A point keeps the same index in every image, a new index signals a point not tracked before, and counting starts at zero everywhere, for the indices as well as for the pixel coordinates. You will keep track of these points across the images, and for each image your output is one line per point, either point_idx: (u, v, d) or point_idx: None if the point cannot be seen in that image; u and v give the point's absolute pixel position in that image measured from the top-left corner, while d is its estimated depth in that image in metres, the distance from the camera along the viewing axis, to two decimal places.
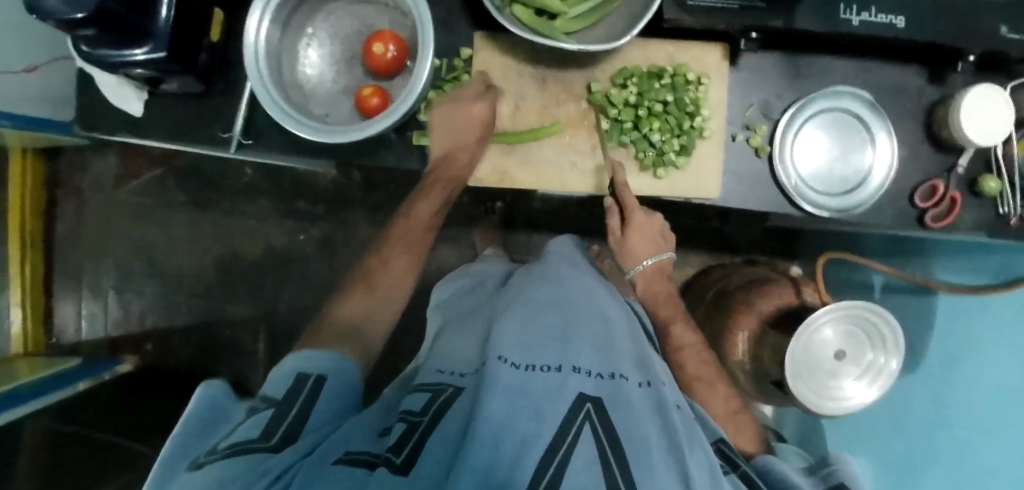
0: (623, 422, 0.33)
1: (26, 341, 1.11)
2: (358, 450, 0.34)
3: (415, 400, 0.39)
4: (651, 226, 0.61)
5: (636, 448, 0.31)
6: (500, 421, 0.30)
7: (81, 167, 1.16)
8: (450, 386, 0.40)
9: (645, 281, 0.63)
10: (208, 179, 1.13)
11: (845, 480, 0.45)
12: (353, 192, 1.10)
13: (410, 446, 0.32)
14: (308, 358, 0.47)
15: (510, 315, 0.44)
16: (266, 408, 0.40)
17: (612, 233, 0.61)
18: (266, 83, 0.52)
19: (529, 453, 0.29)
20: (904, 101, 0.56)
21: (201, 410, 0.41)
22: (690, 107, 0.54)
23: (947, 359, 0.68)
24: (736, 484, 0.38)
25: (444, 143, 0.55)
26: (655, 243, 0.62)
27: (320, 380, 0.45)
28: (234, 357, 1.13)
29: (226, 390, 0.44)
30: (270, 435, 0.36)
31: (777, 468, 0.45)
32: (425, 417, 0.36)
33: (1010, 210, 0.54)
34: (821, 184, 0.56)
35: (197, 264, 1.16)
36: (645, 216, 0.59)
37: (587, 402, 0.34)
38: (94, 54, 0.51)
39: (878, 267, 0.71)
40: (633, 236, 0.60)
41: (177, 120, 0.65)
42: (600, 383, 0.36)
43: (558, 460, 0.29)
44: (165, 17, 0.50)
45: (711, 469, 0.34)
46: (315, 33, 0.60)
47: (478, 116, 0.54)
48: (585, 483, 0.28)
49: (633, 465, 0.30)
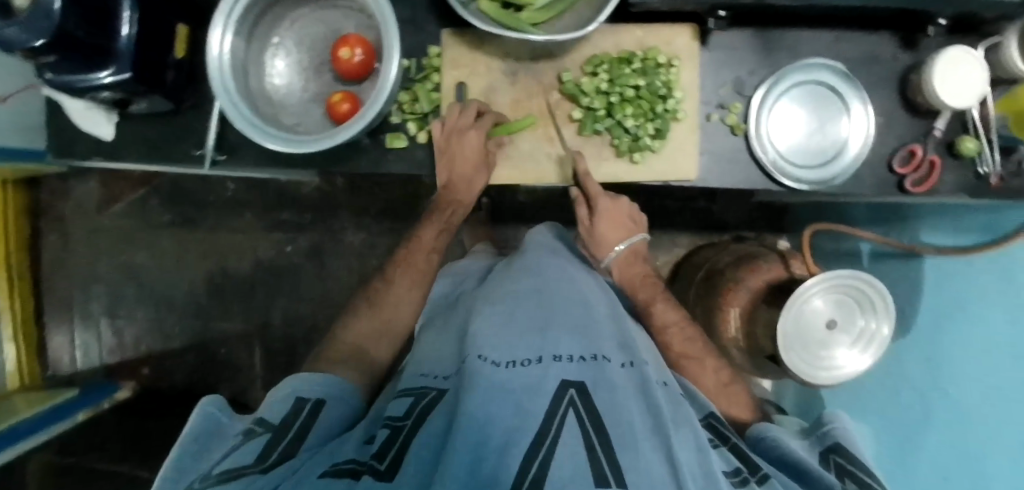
0: (604, 402, 0.36)
1: (22, 374, 1.11)
2: (346, 460, 0.36)
3: (396, 406, 0.42)
4: (620, 210, 0.61)
5: (620, 429, 0.33)
6: (485, 413, 0.33)
7: (62, 194, 1.15)
8: (432, 390, 0.44)
9: (621, 266, 0.63)
10: (191, 197, 1.13)
11: (840, 438, 0.45)
12: (337, 198, 1.10)
13: (393, 453, 0.35)
14: (304, 382, 0.49)
15: (491, 311, 0.49)
16: (263, 432, 0.41)
17: (582, 223, 0.63)
18: (233, 96, 0.51)
19: (516, 443, 0.31)
20: (877, 69, 0.56)
21: (198, 434, 0.42)
22: (662, 91, 0.54)
23: (936, 315, 0.63)
24: (727, 456, 0.38)
25: (445, 172, 0.57)
26: (625, 227, 0.62)
27: (318, 403, 0.47)
28: (232, 374, 1.12)
29: (224, 408, 0.45)
30: (264, 460, 0.37)
31: (771, 436, 0.46)
32: (407, 421, 0.40)
33: (990, 169, 0.53)
34: (799, 158, 0.56)
35: (188, 283, 1.15)
36: (611, 200, 0.59)
37: (570, 388, 0.37)
38: (60, 80, 0.50)
39: (864, 236, 0.70)
40: (602, 224, 0.61)
41: (150, 141, 0.64)
42: (582, 365, 0.40)
43: (544, 451, 0.30)
44: (127, 33, 0.49)
45: (697, 446, 0.35)
46: (281, 42, 0.59)
47: (473, 150, 0.55)
48: (571, 472, 0.29)
49: (618, 444, 0.32)
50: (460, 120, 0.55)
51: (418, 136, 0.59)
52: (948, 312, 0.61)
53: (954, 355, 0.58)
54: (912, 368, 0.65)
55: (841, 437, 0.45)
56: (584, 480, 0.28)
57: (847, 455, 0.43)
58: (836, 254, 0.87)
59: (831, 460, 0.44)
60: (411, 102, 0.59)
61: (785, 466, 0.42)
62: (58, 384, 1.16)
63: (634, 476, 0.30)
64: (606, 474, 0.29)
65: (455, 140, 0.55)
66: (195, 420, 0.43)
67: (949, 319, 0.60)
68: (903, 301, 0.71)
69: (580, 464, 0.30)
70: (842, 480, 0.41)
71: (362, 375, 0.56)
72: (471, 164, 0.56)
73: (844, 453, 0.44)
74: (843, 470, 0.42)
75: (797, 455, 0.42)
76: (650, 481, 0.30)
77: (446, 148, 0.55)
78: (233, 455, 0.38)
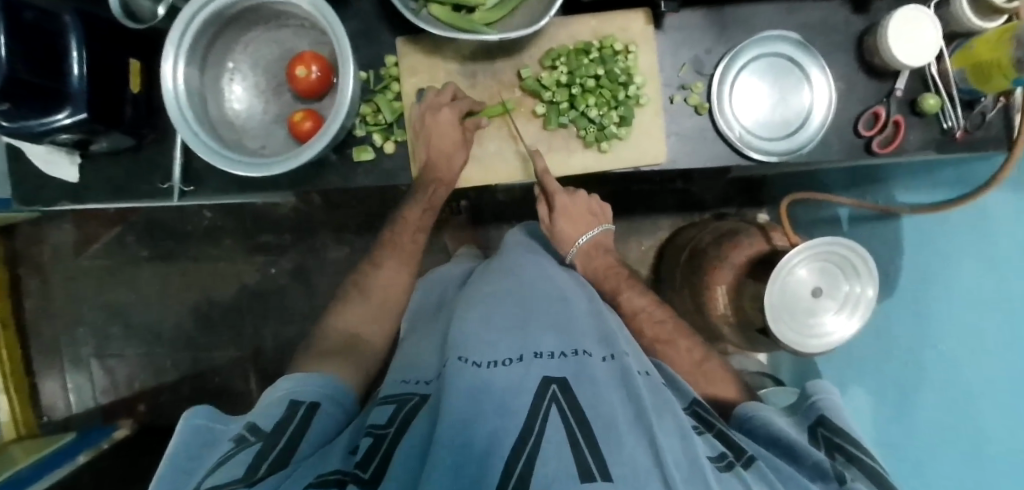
0: (585, 396, 0.38)
1: (17, 425, 1.09)
2: (330, 471, 0.37)
3: (379, 414, 0.43)
4: (579, 205, 0.64)
5: (603, 424, 0.35)
6: (469, 415, 0.35)
7: (38, 239, 1.13)
8: (414, 395, 0.46)
9: (586, 259, 0.65)
10: (169, 229, 1.12)
11: (825, 410, 0.47)
12: (316, 216, 1.09)
13: (377, 461, 0.37)
14: (301, 385, 0.50)
15: (473, 311, 0.51)
16: (254, 441, 0.40)
17: (544, 221, 0.65)
18: (192, 127, 0.51)
19: (500, 443, 0.33)
20: (833, 35, 0.56)
21: (189, 442, 0.42)
22: (622, 78, 0.54)
23: (918, 276, 0.63)
24: (711, 442, 0.40)
25: (425, 151, 0.56)
26: (586, 221, 0.65)
27: (312, 407, 0.48)
28: (229, 403, 1.11)
29: (212, 415, 0.45)
30: (256, 470, 0.37)
31: (762, 417, 0.46)
32: (390, 428, 0.41)
33: (954, 123, 0.54)
34: (766, 131, 0.56)
35: (175, 317, 1.14)
36: (567, 196, 0.62)
37: (552, 384, 0.39)
38: (16, 126, 0.49)
39: (840, 201, 0.70)
40: (563, 221, 0.64)
41: (115, 179, 0.63)
42: (563, 361, 0.42)
43: (529, 447, 0.33)
44: (78, 73, 0.48)
45: (680, 433, 0.37)
46: (236, 67, 0.59)
47: (449, 125, 0.55)
48: (557, 469, 0.31)
49: (600, 438, 0.34)
50: (438, 98, 0.55)
51: (384, 146, 0.58)
52: (930, 272, 0.61)
53: (942, 314, 0.58)
54: (902, 330, 0.64)
55: (826, 409, 0.47)
56: (569, 476, 0.31)
57: (832, 426, 0.45)
58: (816, 221, 0.87)
59: (818, 434, 0.46)
60: (374, 114, 0.58)
61: (774, 445, 0.43)
62: (54, 431, 1.14)
63: (619, 468, 0.32)
64: (590, 468, 0.31)
65: (432, 118, 0.55)
66: (182, 429, 0.43)
67: (934, 278, 0.60)
68: (884, 262, 0.71)
69: (565, 461, 0.32)
70: (830, 453, 0.43)
71: (357, 382, 0.56)
72: (450, 140, 0.55)
73: (830, 425, 0.46)
74: (830, 444, 0.44)
75: (785, 434, 0.43)
76: (633, 469, 0.32)
77: (423, 128, 0.55)
78: (225, 463, 0.37)
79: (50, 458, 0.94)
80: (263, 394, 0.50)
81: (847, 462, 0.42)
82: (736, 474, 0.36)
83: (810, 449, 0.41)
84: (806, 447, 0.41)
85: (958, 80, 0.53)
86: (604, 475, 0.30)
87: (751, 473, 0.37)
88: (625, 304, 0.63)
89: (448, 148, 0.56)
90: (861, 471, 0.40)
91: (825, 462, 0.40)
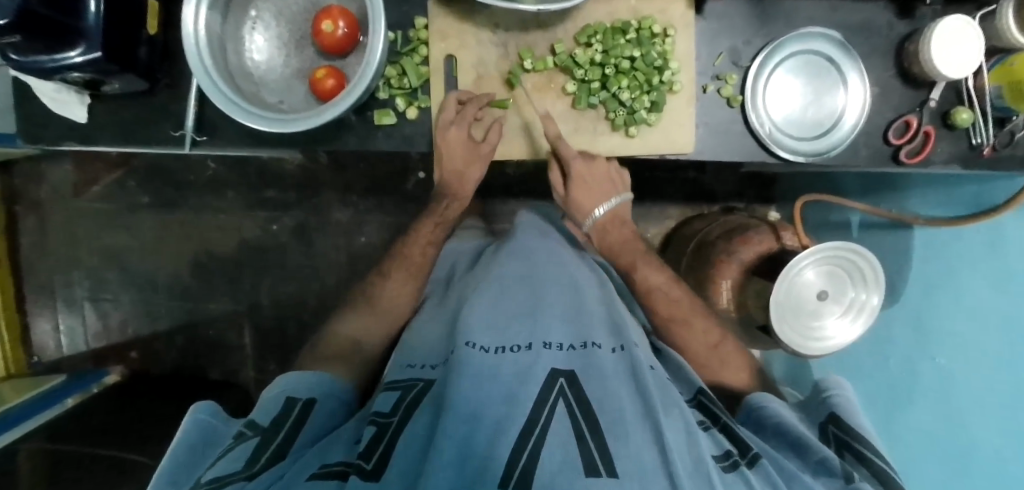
0: (591, 390, 0.38)
1: (7, 363, 1.09)
2: (333, 462, 0.37)
3: (383, 401, 0.43)
4: (597, 174, 0.59)
5: (609, 417, 0.35)
6: (473, 402, 0.35)
7: (36, 178, 1.12)
8: (420, 381, 0.46)
9: (601, 233, 0.65)
10: (171, 177, 1.10)
11: (837, 409, 0.46)
12: (322, 175, 1.07)
13: (379, 453, 0.36)
14: (296, 382, 0.50)
15: (481, 295, 0.51)
16: (253, 435, 0.42)
17: (558, 189, 0.64)
18: (210, 74, 0.49)
19: (501, 433, 0.33)
20: (873, 37, 0.55)
21: (191, 434, 0.43)
22: (658, 62, 0.53)
23: (925, 285, 0.64)
24: (716, 439, 0.40)
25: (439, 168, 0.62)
26: (604, 189, 0.61)
27: (310, 403, 0.48)
28: (223, 356, 1.12)
29: (217, 414, 0.46)
30: (253, 463, 0.38)
31: (770, 409, 0.47)
32: (394, 417, 0.40)
33: (983, 140, 0.54)
34: (797, 129, 0.55)
35: (173, 266, 1.13)
36: (583, 166, 0.58)
37: (559, 378, 0.39)
38: (25, 60, 0.47)
39: (854, 206, 0.69)
40: (576, 191, 0.61)
41: (124, 124, 0.61)
42: (571, 355, 0.43)
43: (533, 439, 0.33)
44: (95, 11, 0.46)
45: (684, 429, 0.37)
46: (259, 16, 0.57)
47: (458, 144, 0.57)
48: (559, 463, 0.31)
49: (606, 432, 0.34)
50: (444, 115, 0.55)
51: (407, 111, 0.57)
52: (939, 287, 0.61)
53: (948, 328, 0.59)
54: (903, 337, 0.65)
55: (838, 407, 0.46)
56: (572, 469, 0.31)
57: (842, 424, 0.45)
58: (825, 223, 0.87)
59: (829, 432, 0.45)
60: (398, 76, 0.56)
61: (781, 438, 0.44)
62: (43, 371, 1.15)
63: (624, 462, 0.32)
64: (595, 462, 0.31)
65: (441, 137, 0.56)
66: (189, 422, 0.44)
67: (941, 294, 0.61)
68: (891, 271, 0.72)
69: (570, 455, 0.32)
70: (839, 452, 0.43)
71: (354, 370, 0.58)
72: (460, 159, 0.59)
73: (840, 424, 0.45)
74: (839, 442, 0.44)
75: (789, 427, 0.44)
76: (640, 464, 0.32)
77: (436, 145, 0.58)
78: (222, 459, 0.38)
79: (41, 400, 0.94)
80: (265, 389, 0.50)
81: (855, 462, 0.41)
82: (739, 473, 0.36)
83: (815, 444, 0.41)
84: (813, 443, 0.41)
85: (993, 96, 0.52)
86: (610, 471, 0.31)
87: (755, 473, 0.37)
88: (649, 301, 0.62)
89: (467, 151, 0.58)
90: (867, 469, 0.40)
91: (833, 460, 0.39)
